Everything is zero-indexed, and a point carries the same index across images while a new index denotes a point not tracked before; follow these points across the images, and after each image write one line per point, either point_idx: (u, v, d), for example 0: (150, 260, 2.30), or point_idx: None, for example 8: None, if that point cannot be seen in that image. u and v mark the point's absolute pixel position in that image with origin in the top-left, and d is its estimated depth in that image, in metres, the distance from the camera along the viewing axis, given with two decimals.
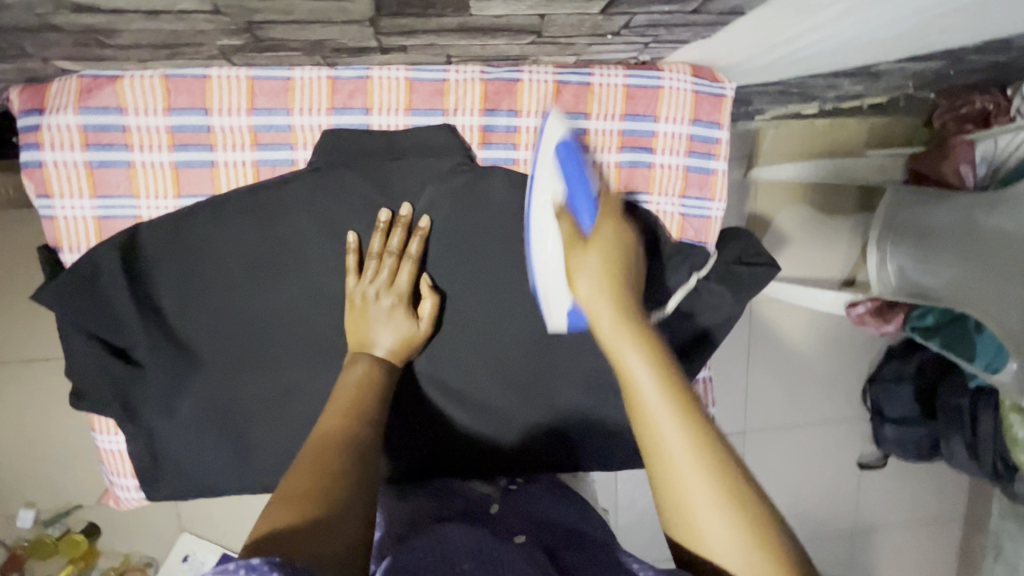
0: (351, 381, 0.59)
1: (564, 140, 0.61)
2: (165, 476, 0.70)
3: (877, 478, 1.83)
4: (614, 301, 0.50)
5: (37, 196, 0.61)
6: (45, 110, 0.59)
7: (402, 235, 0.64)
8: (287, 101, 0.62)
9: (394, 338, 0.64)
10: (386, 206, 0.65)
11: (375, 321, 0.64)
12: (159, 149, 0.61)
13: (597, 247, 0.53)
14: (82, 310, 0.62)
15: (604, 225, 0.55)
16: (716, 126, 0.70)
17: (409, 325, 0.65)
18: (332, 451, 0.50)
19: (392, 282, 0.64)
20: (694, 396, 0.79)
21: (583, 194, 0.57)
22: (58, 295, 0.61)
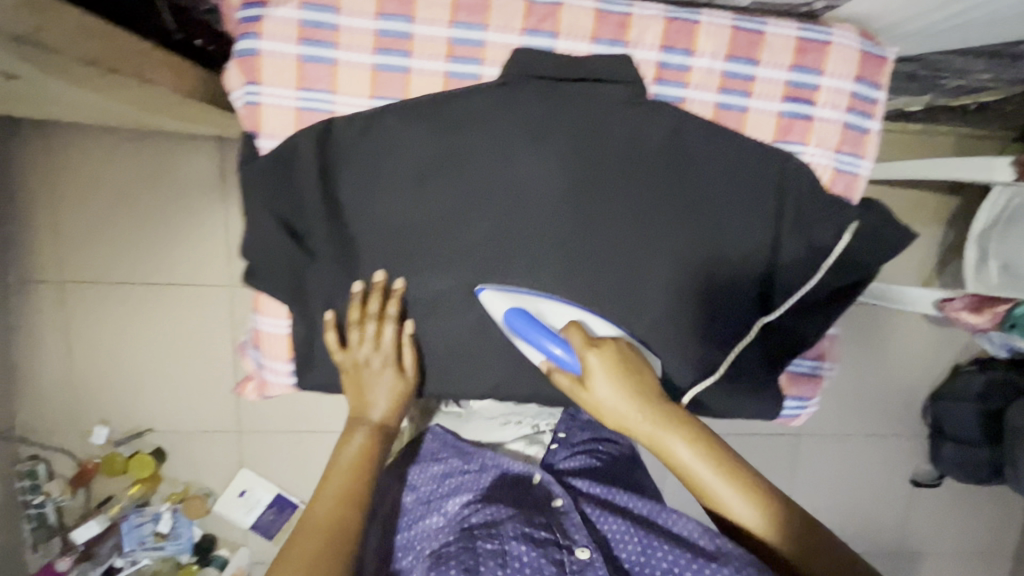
0: (355, 451, 0.79)
1: (511, 311, 0.69)
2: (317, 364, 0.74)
3: (926, 493, 1.88)
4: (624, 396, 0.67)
5: (248, 83, 0.66)
6: (270, 4, 0.64)
7: (378, 300, 0.70)
8: (485, 18, 0.66)
9: (387, 398, 0.73)
10: (362, 278, 0.71)
11: (371, 383, 0.73)
12: (362, 51, 0.65)
13: (597, 377, 0.67)
14: (274, 191, 0.67)
15: (586, 354, 0.67)
16: (876, 87, 0.71)
17: (397, 380, 0.73)
18: (336, 541, 0.71)
19: (378, 343, 0.72)
20: (819, 350, 0.81)
21: (547, 339, 0.68)
22: (255, 173, 0.67)
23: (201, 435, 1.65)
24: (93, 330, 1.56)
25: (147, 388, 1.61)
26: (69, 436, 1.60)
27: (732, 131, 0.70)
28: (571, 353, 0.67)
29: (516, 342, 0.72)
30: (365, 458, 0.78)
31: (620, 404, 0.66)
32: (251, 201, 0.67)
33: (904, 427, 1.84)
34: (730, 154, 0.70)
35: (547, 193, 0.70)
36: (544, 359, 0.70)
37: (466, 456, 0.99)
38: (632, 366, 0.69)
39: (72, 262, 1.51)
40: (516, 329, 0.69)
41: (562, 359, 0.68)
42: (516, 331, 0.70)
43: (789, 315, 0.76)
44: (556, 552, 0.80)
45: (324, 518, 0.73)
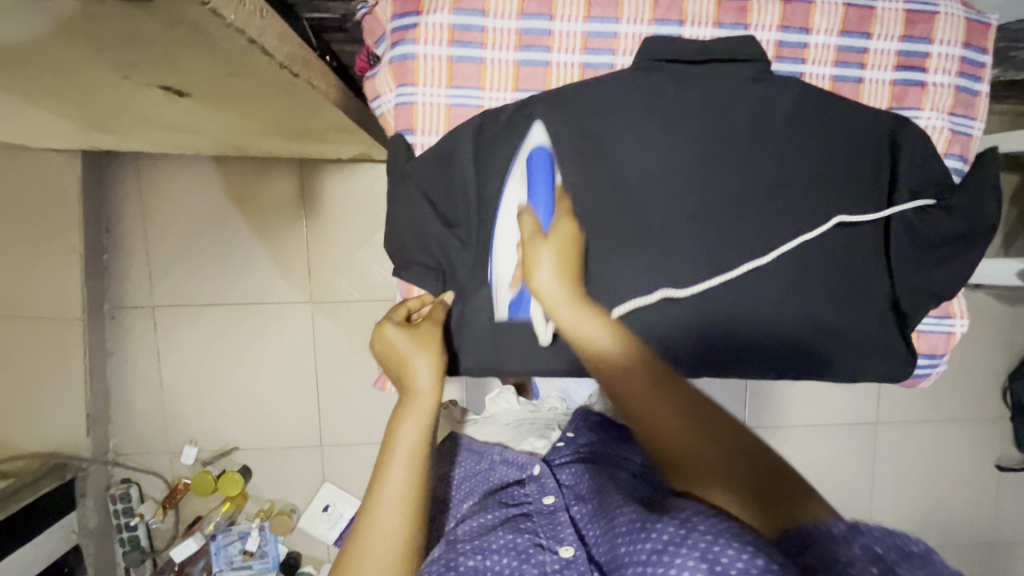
0: (403, 438, 0.66)
1: (540, 144, 0.71)
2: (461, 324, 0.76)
3: (1014, 481, 1.83)
4: (562, 279, 0.67)
5: (402, 85, 0.72)
6: (423, 12, 0.70)
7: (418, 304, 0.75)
8: (618, 12, 0.72)
9: (410, 345, 0.70)
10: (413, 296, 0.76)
11: (394, 338, 0.70)
12: (507, 49, 0.71)
13: (555, 242, 0.68)
14: (430, 179, 0.73)
15: (562, 223, 0.70)
16: (983, 51, 0.75)
17: (420, 335, 0.71)
18: (416, 505, 0.64)
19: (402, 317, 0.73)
20: (947, 307, 0.82)
21: (541, 190, 0.70)
22: (412, 165, 0.73)
23: (287, 452, 1.68)
24: (183, 351, 1.62)
25: (233, 407, 1.66)
26: (162, 458, 1.66)
27: (851, 102, 0.75)
28: (552, 217, 0.70)
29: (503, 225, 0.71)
30: (426, 426, 0.67)
31: (553, 278, 0.67)
32: (406, 185, 0.74)
33: (985, 411, 1.81)
34: (850, 122, 0.74)
35: (682, 168, 0.73)
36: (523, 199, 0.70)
37: (479, 456, 0.94)
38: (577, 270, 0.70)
39: (162, 288, 1.60)
40: (533, 161, 0.71)
41: (541, 214, 0.70)
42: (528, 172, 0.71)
43: (919, 269, 0.78)
44: (536, 553, 0.67)
45: (395, 484, 0.64)
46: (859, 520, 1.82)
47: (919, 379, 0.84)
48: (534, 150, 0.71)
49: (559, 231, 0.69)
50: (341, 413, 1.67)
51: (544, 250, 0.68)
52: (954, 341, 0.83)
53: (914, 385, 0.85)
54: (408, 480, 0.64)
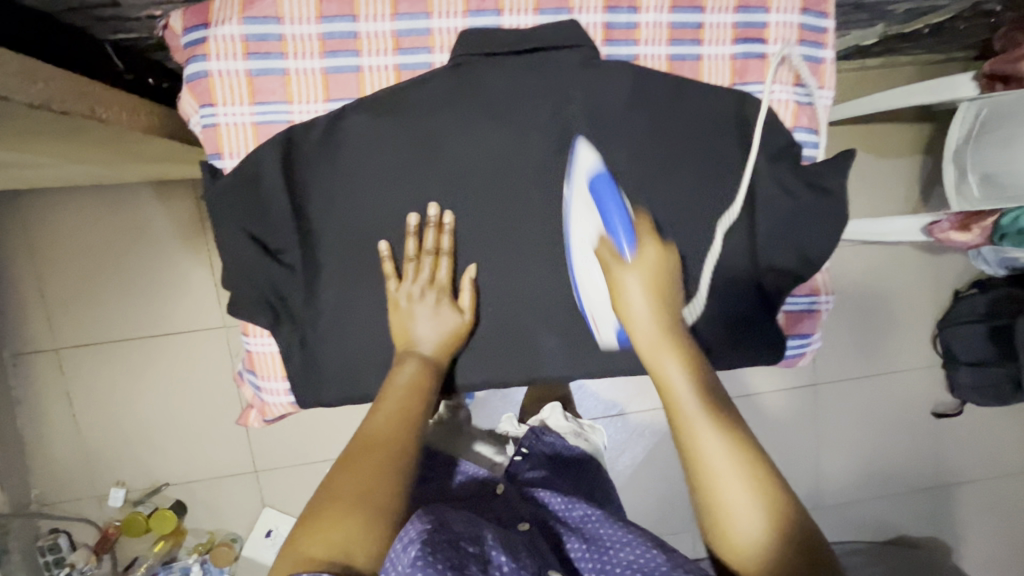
0: (405, 382, 0.65)
1: (596, 170, 0.65)
2: (302, 361, 0.71)
3: (951, 425, 1.88)
4: (656, 316, 0.62)
5: (202, 106, 0.66)
6: (211, 24, 0.64)
7: (434, 234, 0.68)
8: (427, 6, 0.66)
9: (438, 330, 0.68)
10: (414, 211, 0.68)
11: (420, 315, 0.68)
12: (311, 57, 0.66)
13: (640, 267, 0.62)
14: (243, 207, 0.67)
15: (648, 245, 0.63)
16: (823, 15, 0.71)
17: (454, 318, 0.69)
18: (393, 455, 0.59)
19: (432, 279, 0.69)
20: (812, 285, 0.79)
21: (613, 212, 0.62)
22: (222, 192, 0.67)
23: (221, 481, 1.62)
24: (98, 390, 1.55)
25: (158, 442, 1.59)
26: (88, 503, 1.58)
27: (690, 80, 0.70)
28: (635, 239, 0.62)
29: (576, 210, 0.66)
30: (425, 386, 0.66)
31: (649, 322, 0.62)
32: (223, 217, 0.68)
33: (918, 361, 1.83)
34: (689, 104, 0.71)
35: (517, 169, 0.69)
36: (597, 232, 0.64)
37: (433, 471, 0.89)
38: (669, 290, 0.64)
39: (64, 328, 1.52)
40: (593, 184, 0.64)
41: (622, 246, 0.62)
42: (594, 199, 0.64)
43: (780, 247, 0.74)
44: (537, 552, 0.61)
45: (394, 422, 0.62)
46: (806, 481, 1.84)
47: (793, 360, 0.81)
48: (597, 173, 0.65)
49: (641, 258, 0.61)
50: (273, 435, 1.62)
51: (629, 279, 0.61)
52: (822, 319, 0.80)
53: (791, 364, 0.83)
54: (401, 410, 0.63)
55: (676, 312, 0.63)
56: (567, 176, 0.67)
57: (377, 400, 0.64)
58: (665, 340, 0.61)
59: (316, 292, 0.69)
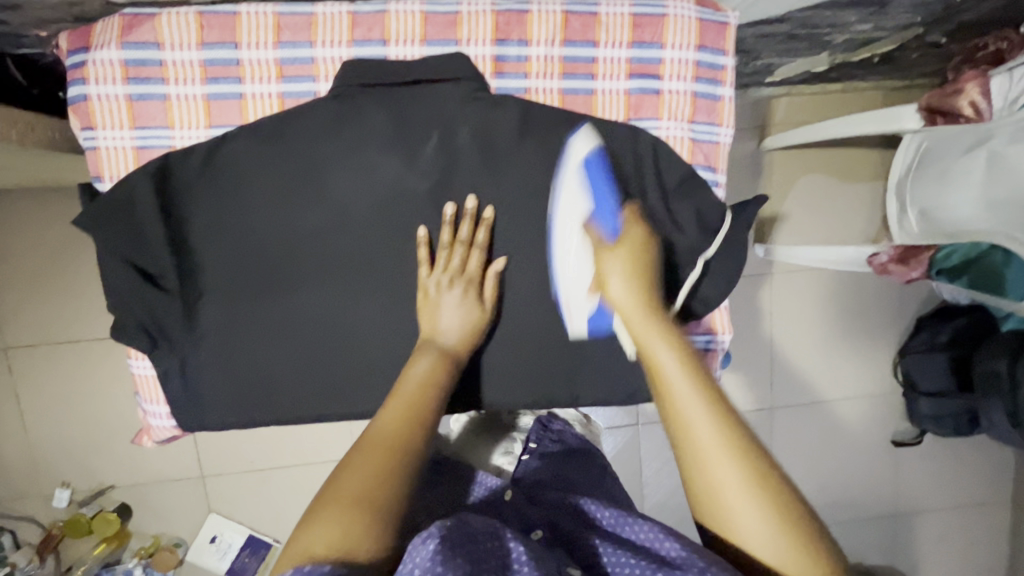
0: (419, 374, 0.61)
1: (591, 155, 0.68)
2: (180, 388, 0.70)
3: (910, 454, 1.85)
4: (632, 289, 0.63)
5: (82, 129, 0.66)
6: (91, 48, 0.64)
7: (469, 226, 0.68)
8: (310, 35, 0.66)
9: (462, 322, 0.66)
10: (452, 202, 0.68)
11: (447, 304, 0.67)
12: (193, 83, 0.65)
13: (620, 253, 0.64)
14: (119, 233, 0.67)
15: (631, 226, 0.66)
16: (721, 52, 0.70)
17: (478, 311, 0.68)
18: (403, 460, 0.53)
19: (463, 269, 0.68)
20: (710, 322, 0.77)
21: (606, 198, 0.67)
22: (98, 215, 0.66)
23: (167, 485, 1.62)
24: (45, 392, 1.56)
25: (104, 445, 1.59)
26: (33, 503, 1.59)
27: (582, 115, 0.69)
28: (619, 228, 0.66)
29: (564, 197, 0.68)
30: (442, 372, 0.62)
31: (621, 285, 0.63)
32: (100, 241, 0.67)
33: (878, 388, 1.81)
34: (580, 139, 0.69)
35: (400, 201, 0.68)
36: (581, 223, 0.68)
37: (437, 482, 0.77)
38: (647, 265, 0.65)
39: (13, 328, 1.52)
40: (588, 171, 0.68)
41: (609, 230, 0.66)
42: (574, 178, 0.68)
43: (673, 285, 0.73)
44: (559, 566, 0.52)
45: (410, 403, 0.58)
46: None
47: None
48: (595, 156, 0.68)
49: (624, 246, 0.64)
50: (219, 442, 1.62)
51: (608, 263, 0.64)
52: (720, 357, 0.78)
53: None
54: (415, 402, 0.58)
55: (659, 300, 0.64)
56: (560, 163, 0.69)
57: (387, 399, 0.59)
58: (654, 320, 0.61)
59: (195, 319, 0.69)
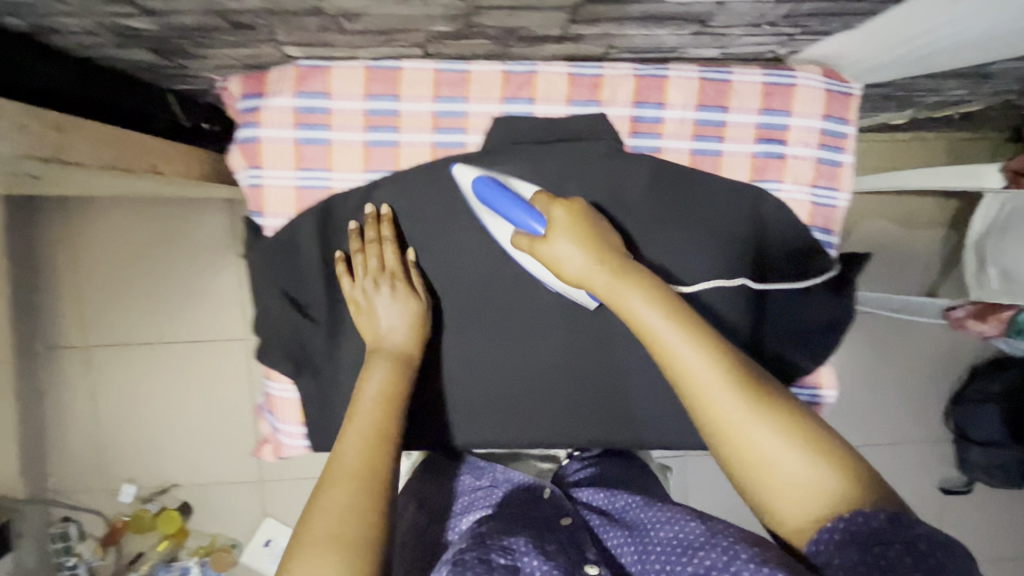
0: (376, 391, 0.65)
1: (478, 177, 0.68)
2: (319, 411, 0.75)
3: (959, 504, 1.83)
4: (585, 249, 0.64)
5: (250, 167, 0.71)
6: (267, 95, 0.70)
7: (372, 225, 0.71)
8: (465, 91, 0.71)
9: (399, 316, 0.69)
10: (354, 219, 0.72)
11: (380, 306, 0.70)
12: (354, 130, 0.71)
13: (562, 231, 0.65)
14: (280, 264, 0.73)
15: (558, 207, 0.67)
16: (845, 122, 0.74)
17: (412, 302, 0.70)
18: (377, 484, 0.57)
19: (380, 265, 0.71)
20: (817, 376, 0.79)
21: (511, 206, 0.67)
22: (264, 249, 0.73)
23: (225, 487, 1.67)
24: (119, 389, 1.62)
25: (169, 444, 1.65)
26: (98, 496, 1.64)
27: (711, 175, 0.73)
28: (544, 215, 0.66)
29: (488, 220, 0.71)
30: (398, 377, 0.66)
31: (576, 255, 0.64)
32: (264, 274, 0.74)
33: (929, 434, 1.80)
34: (705, 198, 0.74)
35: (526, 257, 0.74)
36: (513, 230, 0.69)
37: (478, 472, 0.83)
38: (599, 232, 0.67)
39: (95, 327, 1.59)
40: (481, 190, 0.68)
41: (530, 222, 0.67)
42: (482, 202, 0.68)
43: (784, 339, 0.77)
44: None
45: (367, 421, 0.62)
46: None
47: None
48: (479, 178, 0.68)
49: (557, 220, 0.65)
50: None
51: (554, 241, 0.65)
52: (823, 411, 0.80)
53: None
54: (373, 424, 0.62)
55: (612, 247, 0.66)
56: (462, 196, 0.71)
57: (347, 427, 0.62)
58: (621, 271, 0.63)
59: (338, 350, 0.74)
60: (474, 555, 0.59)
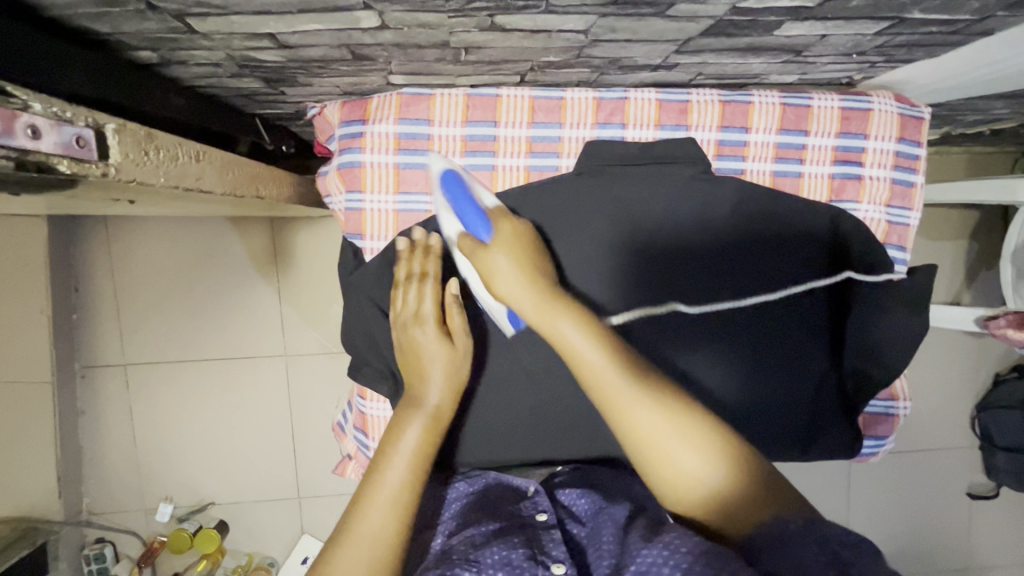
0: (408, 450, 0.62)
1: (447, 170, 0.71)
2: None
3: (986, 508, 1.86)
4: (528, 284, 0.63)
5: (351, 192, 0.74)
6: (369, 121, 0.73)
7: (417, 257, 0.71)
8: (560, 117, 0.75)
9: (441, 371, 0.67)
10: (402, 236, 0.73)
11: (420, 347, 0.68)
12: (453, 155, 0.74)
13: (504, 246, 0.65)
14: (380, 287, 0.75)
15: (502, 223, 0.68)
16: (917, 144, 0.79)
17: (448, 351, 0.68)
18: (397, 551, 0.57)
19: (420, 304, 0.69)
20: (892, 390, 0.85)
21: (470, 211, 0.68)
22: (365, 272, 0.75)
23: (263, 504, 1.66)
24: (156, 407, 1.61)
25: (206, 462, 1.64)
26: (136, 516, 1.63)
27: (792, 196, 0.77)
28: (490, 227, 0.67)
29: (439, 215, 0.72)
30: (432, 438, 0.64)
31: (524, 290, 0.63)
32: (363, 297, 0.75)
33: (956, 440, 1.83)
34: (794, 215, 0.76)
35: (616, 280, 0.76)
36: (460, 231, 0.70)
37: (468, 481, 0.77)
38: (536, 261, 0.67)
39: (134, 345, 1.59)
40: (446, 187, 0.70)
41: (478, 229, 0.68)
42: (446, 199, 0.70)
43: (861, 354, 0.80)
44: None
45: (392, 483, 0.60)
46: None
47: (866, 457, 0.87)
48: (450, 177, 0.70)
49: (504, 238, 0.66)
50: (315, 464, 1.66)
51: (497, 258, 0.65)
52: (897, 422, 0.86)
53: (864, 460, 0.88)
54: (404, 484, 0.60)
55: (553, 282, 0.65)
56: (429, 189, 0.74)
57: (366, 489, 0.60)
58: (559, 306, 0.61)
59: None
60: (436, 573, 0.57)
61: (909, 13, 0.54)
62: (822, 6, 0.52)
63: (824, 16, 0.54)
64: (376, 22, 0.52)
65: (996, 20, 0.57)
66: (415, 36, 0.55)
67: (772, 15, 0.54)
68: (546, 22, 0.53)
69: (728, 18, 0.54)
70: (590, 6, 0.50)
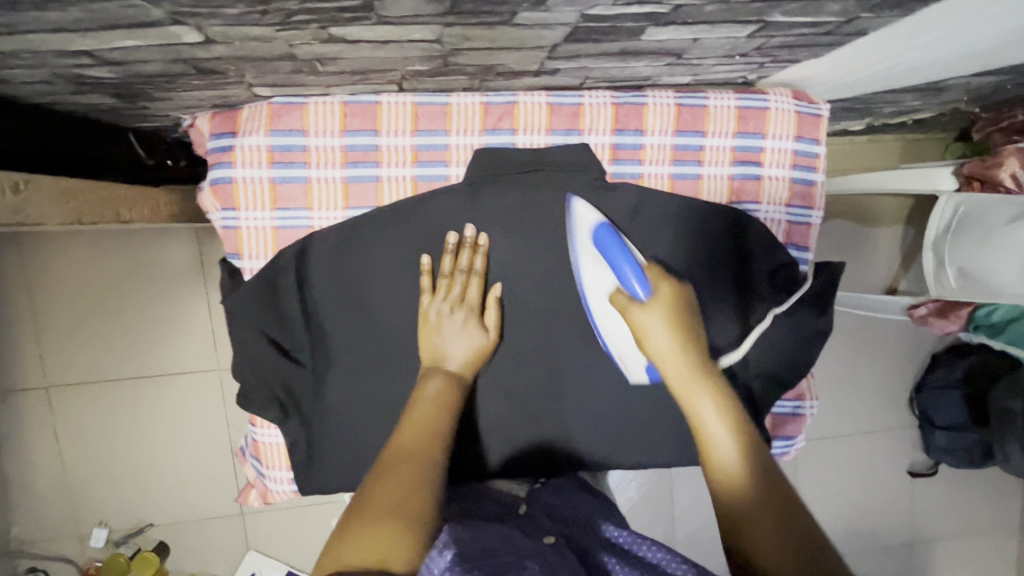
0: (431, 395, 0.63)
1: (599, 223, 0.69)
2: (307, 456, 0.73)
3: (927, 484, 1.92)
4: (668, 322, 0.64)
5: (224, 209, 0.70)
6: (238, 133, 0.69)
7: (468, 254, 0.70)
8: (446, 123, 0.72)
9: (466, 347, 0.69)
10: (453, 231, 0.71)
11: (448, 333, 0.68)
12: (333, 166, 0.71)
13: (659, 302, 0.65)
14: (258, 308, 0.71)
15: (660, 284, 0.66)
16: (816, 142, 0.77)
17: (480, 337, 0.70)
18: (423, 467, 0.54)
19: (463, 297, 0.70)
20: (799, 390, 0.84)
21: (625, 264, 0.68)
22: (242, 295, 0.71)
23: (205, 522, 1.61)
24: (83, 431, 1.54)
25: (141, 483, 1.58)
26: (68, 543, 1.56)
27: (690, 198, 0.75)
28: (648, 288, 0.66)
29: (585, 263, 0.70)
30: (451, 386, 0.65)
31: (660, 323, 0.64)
32: (242, 320, 0.71)
33: (898, 421, 1.88)
34: (690, 218, 0.74)
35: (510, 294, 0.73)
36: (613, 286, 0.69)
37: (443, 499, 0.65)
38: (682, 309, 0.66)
39: (55, 366, 1.51)
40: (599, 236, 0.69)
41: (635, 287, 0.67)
42: (598, 248, 0.69)
43: (769, 357, 0.78)
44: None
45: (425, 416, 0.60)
46: None
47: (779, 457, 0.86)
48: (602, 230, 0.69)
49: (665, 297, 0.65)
50: None
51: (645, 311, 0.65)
52: (805, 422, 0.86)
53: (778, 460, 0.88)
54: (434, 415, 0.60)
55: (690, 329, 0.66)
56: (571, 233, 0.71)
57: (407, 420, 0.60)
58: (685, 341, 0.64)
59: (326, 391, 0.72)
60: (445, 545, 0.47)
61: (773, 16, 0.52)
62: (677, 11, 0.49)
63: (685, 21, 0.52)
64: (199, 36, 0.47)
65: (865, 21, 0.56)
66: (253, 50, 0.51)
67: (631, 21, 0.51)
68: (391, 33, 0.50)
69: (585, 24, 0.51)
70: (428, 16, 0.46)
